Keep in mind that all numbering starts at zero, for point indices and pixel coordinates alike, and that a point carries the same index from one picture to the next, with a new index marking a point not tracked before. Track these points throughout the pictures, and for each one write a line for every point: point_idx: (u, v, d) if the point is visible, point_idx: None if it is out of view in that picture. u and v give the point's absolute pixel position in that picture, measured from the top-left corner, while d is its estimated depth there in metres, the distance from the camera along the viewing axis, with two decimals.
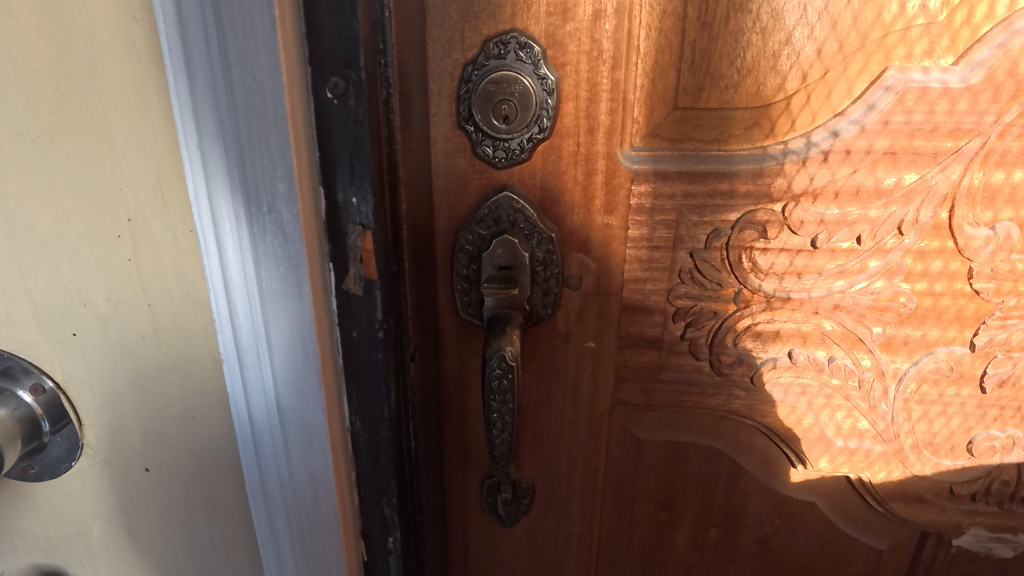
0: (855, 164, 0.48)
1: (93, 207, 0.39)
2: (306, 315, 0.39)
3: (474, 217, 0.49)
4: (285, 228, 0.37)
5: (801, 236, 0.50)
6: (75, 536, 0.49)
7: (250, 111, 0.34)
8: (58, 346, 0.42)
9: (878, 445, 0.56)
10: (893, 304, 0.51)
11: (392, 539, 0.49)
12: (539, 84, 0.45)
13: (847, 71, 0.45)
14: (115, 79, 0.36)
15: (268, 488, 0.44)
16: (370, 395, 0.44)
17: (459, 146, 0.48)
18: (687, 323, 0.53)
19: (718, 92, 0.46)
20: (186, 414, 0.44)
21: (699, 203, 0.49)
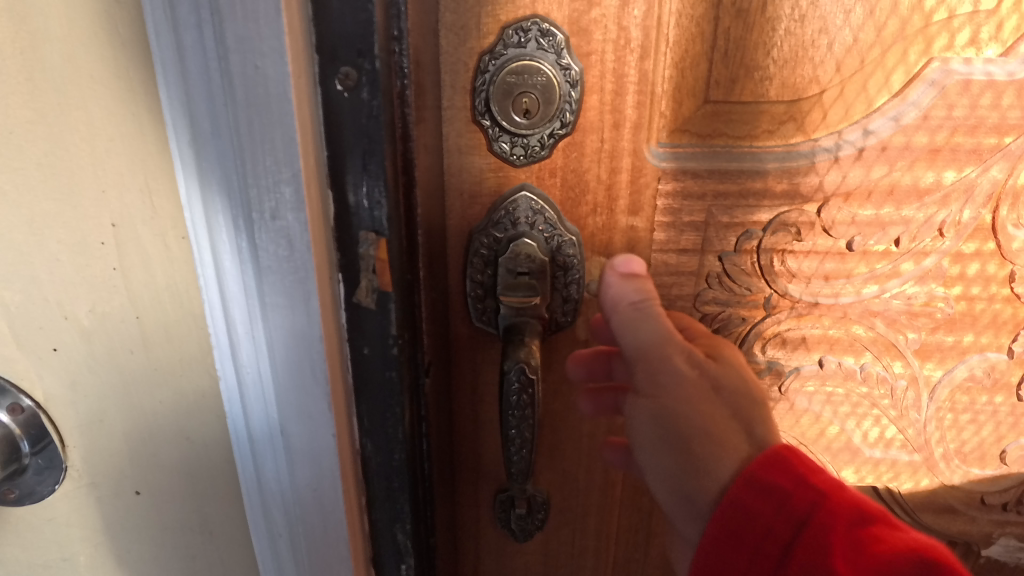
0: (894, 161, 0.45)
1: (74, 211, 0.35)
2: (314, 332, 0.36)
3: (490, 219, 0.46)
4: (292, 236, 0.33)
5: (834, 238, 0.47)
6: (62, 562, 0.45)
7: (251, 104, 0.31)
8: (37, 361, 0.38)
9: (906, 453, 0.54)
10: (929, 308, 0.49)
11: (405, 565, 0.46)
12: (562, 75, 0.42)
13: (887, 61, 0.42)
14: (96, 68, 0.32)
15: (273, 516, 0.41)
16: (383, 416, 0.41)
17: (474, 142, 0.44)
18: (714, 329, 0.50)
19: (753, 85, 0.43)
20: (181, 435, 0.41)
21: (730, 203, 0.46)
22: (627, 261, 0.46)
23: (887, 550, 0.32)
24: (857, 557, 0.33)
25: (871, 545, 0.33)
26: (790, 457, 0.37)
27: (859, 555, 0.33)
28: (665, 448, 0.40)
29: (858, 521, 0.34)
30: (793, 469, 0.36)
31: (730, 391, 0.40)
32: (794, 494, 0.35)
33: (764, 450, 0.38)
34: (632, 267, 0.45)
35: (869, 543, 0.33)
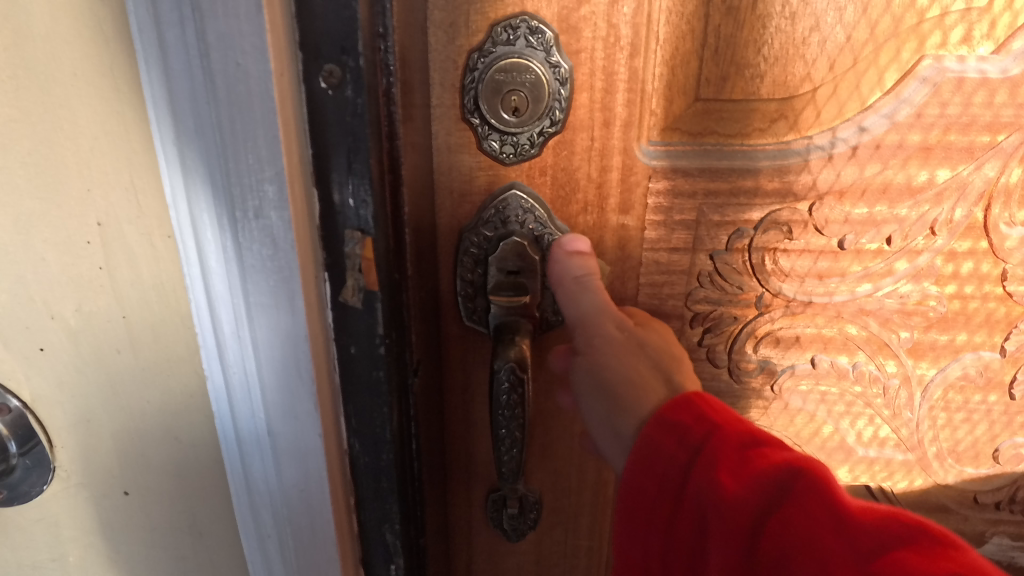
0: (886, 159, 0.45)
1: (59, 210, 0.34)
2: (300, 331, 0.36)
3: (480, 218, 0.46)
4: (276, 235, 0.33)
5: (827, 236, 0.47)
6: (51, 562, 0.45)
7: (233, 102, 0.30)
8: (24, 362, 0.38)
9: (900, 453, 0.54)
10: (921, 307, 0.49)
11: (394, 566, 0.46)
12: (552, 73, 0.42)
13: (879, 59, 0.42)
14: (80, 67, 0.32)
15: (261, 516, 0.41)
16: (371, 415, 0.41)
17: (464, 140, 0.44)
18: (705, 328, 0.50)
19: (743, 83, 0.43)
20: (169, 436, 0.41)
21: (721, 202, 0.46)
22: (575, 238, 0.45)
23: (768, 462, 0.35)
24: (740, 469, 0.35)
25: (756, 460, 0.35)
26: (694, 399, 0.40)
27: (742, 468, 0.35)
28: (596, 403, 0.44)
29: (747, 442, 0.36)
30: (692, 406, 0.39)
31: (653, 347, 0.45)
32: (690, 425, 0.38)
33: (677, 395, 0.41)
34: (580, 246, 0.45)
35: (753, 457, 0.35)
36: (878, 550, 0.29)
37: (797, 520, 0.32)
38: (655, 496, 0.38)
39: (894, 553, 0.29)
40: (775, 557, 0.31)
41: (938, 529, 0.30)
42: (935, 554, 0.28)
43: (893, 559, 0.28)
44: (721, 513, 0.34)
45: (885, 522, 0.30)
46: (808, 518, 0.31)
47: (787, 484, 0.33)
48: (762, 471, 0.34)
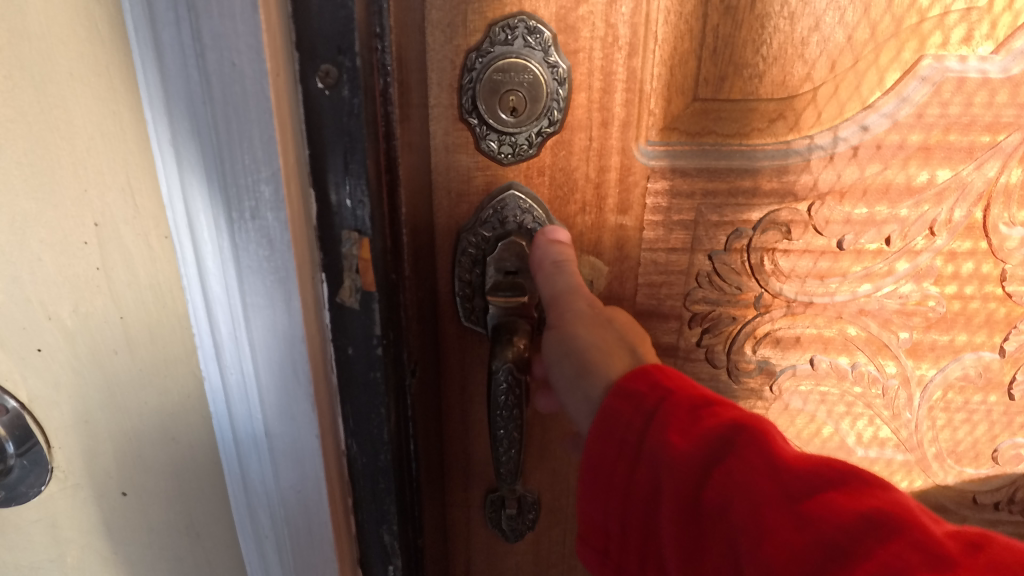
0: (887, 160, 0.44)
1: (56, 211, 0.34)
2: (296, 332, 0.36)
3: (478, 218, 0.46)
4: (271, 235, 0.33)
5: (826, 237, 0.47)
6: (48, 563, 0.44)
7: (229, 102, 0.30)
8: (21, 362, 0.38)
9: (900, 453, 0.54)
10: (921, 307, 0.49)
11: (392, 567, 0.46)
12: (550, 72, 0.42)
13: (879, 59, 0.42)
14: (76, 67, 0.31)
15: (259, 518, 0.41)
16: (368, 417, 0.41)
17: (462, 140, 0.44)
18: (704, 328, 0.50)
19: (742, 82, 0.43)
20: (166, 436, 0.40)
21: (719, 202, 0.46)
22: (556, 228, 0.45)
23: (716, 420, 0.35)
24: (690, 428, 0.35)
25: (707, 420, 0.35)
26: (652, 368, 0.39)
27: (695, 428, 0.35)
28: (564, 374, 0.43)
29: (700, 404, 0.36)
30: (648, 374, 0.39)
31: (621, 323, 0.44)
32: (646, 392, 0.38)
33: (639, 365, 0.41)
34: (561, 236, 0.45)
35: (703, 417, 0.35)
36: (809, 492, 0.30)
37: (738, 470, 0.32)
38: (613, 462, 0.38)
39: (824, 495, 0.29)
40: (717, 507, 0.32)
41: (868, 472, 0.31)
42: (861, 495, 0.29)
43: (822, 501, 0.29)
44: (671, 470, 0.34)
45: (819, 467, 0.31)
46: (748, 468, 0.32)
47: (733, 440, 0.33)
48: (709, 428, 0.34)
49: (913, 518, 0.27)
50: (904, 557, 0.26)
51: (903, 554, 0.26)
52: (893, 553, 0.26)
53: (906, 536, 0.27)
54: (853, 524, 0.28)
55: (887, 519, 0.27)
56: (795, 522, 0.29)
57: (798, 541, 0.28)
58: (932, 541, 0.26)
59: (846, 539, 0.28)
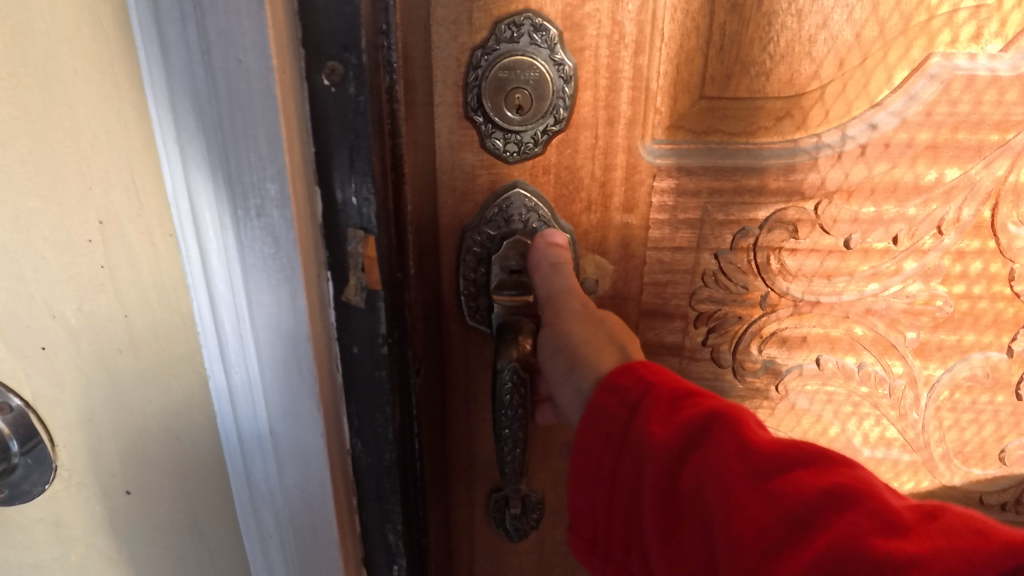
0: (895, 158, 0.44)
1: (61, 209, 0.34)
2: (301, 331, 0.36)
3: (483, 216, 0.46)
4: (277, 233, 0.33)
5: (833, 236, 0.46)
6: (52, 562, 0.44)
7: (234, 99, 0.30)
8: (25, 361, 0.38)
9: (906, 453, 0.53)
10: (929, 307, 0.48)
11: (397, 567, 0.46)
12: (556, 70, 0.41)
13: (887, 57, 0.42)
14: (81, 64, 0.31)
15: (263, 517, 0.41)
16: (373, 415, 0.41)
17: (466, 138, 0.44)
18: (709, 328, 0.50)
19: (749, 80, 0.42)
20: (170, 435, 0.40)
21: (725, 200, 0.46)
22: (555, 232, 0.45)
23: (694, 408, 0.36)
24: (670, 418, 0.36)
25: (686, 409, 0.36)
26: (636, 362, 0.40)
27: (675, 417, 0.36)
28: (556, 370, 0.43)
29: (680, 394, 0.37)
30: (632, 366, 0.39)
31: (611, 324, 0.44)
32: (630, 384, 0.38)
33: (625, 361, 0.41)
34: (559, 239, 0.45)
35: (683, 406, 0.36)
36: (779, 471, 0.31)
37: (714, 454, 0.33)
38: (597, 453, 0.38)
39: (793, 474, 0.31)
40: (693, 489, 0.33)
41: (832, 451, 0.32)
42: (825, 472, 0.31)
43: (790, 479, 0.31)
44: (652, 458, 0.35)
45: (789, 448, 0.32)
46: (723, 452, 0.33)
47: (711, 427, 0.34)
48: (689, 416, 0.35)
49: (872, 492, 0.29)
50: (863, 527, 0.27)
51: (862, 524, 0.28)
52: (853, 524, 0.28)
53: (866, 508, 0.28)
54: (818, 498, 0.29)
55: (848, 493, 0.29)
56: (765, 500, 0.30)
57: (767, 517, 0.30)
58: (888, 510, 0.28)
59: (810, 513, 0.29)
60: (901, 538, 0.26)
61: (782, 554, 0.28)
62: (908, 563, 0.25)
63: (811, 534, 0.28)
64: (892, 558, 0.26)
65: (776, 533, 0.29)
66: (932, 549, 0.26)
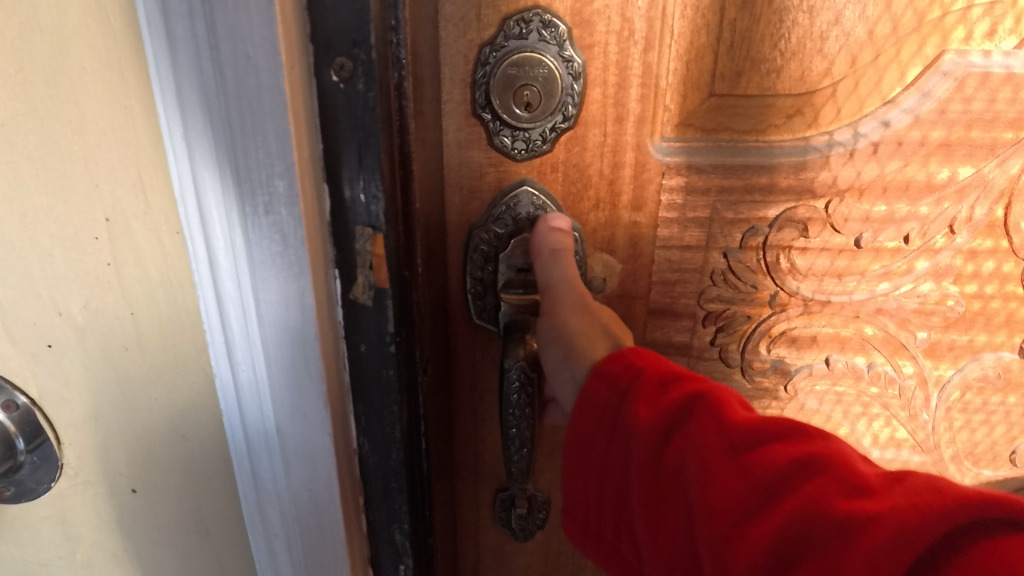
0: (907, 157, 0.44)
1: (67, 206, 0.34)
2: (309, 330, 0.35)
3: (490, 214, 0.45)
4: (285, 231, 0.33)
5: (844, 235, 0.46)
6: (58, 560, 0.44)
7: (243, 95, 0.30)
8: (32, 358, 0.38)
9: (916, 455, 0.53)
10: (940, 307, 0.48)
11: (403, 567, 0.46)
12: (565, 67, 0.41)
13: (900, 54, 0.41)
14: (88, 60, 0.31)
15: (269, 516, 0.41)
16: (380, 414, 0.41)
17: (474, 136, 0.44)
18: (718, 327, 0.49)
19: (759, 78, 0.42)
20: (176, 433, 0.40)
21: (735, 199, 0.45)
22: (556, 216, 0.44)
23: (678, 390, 0.38)
24: (655, 399, 0.38)
25: (669, 390, 0.38)
26: (626, 349, 0.42)
27: (659, 398, 0.38)
28: (552, 358, 0.45)
29: (667, 377, 0.39)
30: (622, 354, 0.42)
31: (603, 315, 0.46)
32: (620, 372, 0.41)
33: (615, 350, 0.43)
34: (562, 223, 0.44)
35: (668, 388, 0.38)
36: (755, 445, 0.34)
37: (695, 432, 0.36)
38: (591, 437, 0.41)
39: (768, 447, 0.33)
40: (676, 466, 0.36)
41: (806, 423, 0.35)
42: (795, 443, 0.33)
43: (763, 452, 0.33)
44: (639, 439, 0.38)
45: (764, 423, 0.35)
46: (704, 430, 0.35)
47: (691, 406, 0.37)
48: (673, 398, 0.38)
49: (839, 458, 0.32)
50: (826, 490, 0.30)
51: (826, 488, 0.30)
52: (818, 488, 0.30)
53: (831, 473, 0.31)
54: (788, 468, 0.32)
55: (816, 461, 0.32)
56: (741, 471, 0.33)
57: (742, 488, 0.33)
58: (850, 474, 0.31)
59: (779, 481, 0.32)
60: (861, 499, 0.29)
61: (755, 520, 0.31)
62: (865, 520, 0.28)
63: (780, 499, 0.31)
64: (851, 517, 0.29)
65: (750, 501, 0.32)
66: (888, 507, 0.28)
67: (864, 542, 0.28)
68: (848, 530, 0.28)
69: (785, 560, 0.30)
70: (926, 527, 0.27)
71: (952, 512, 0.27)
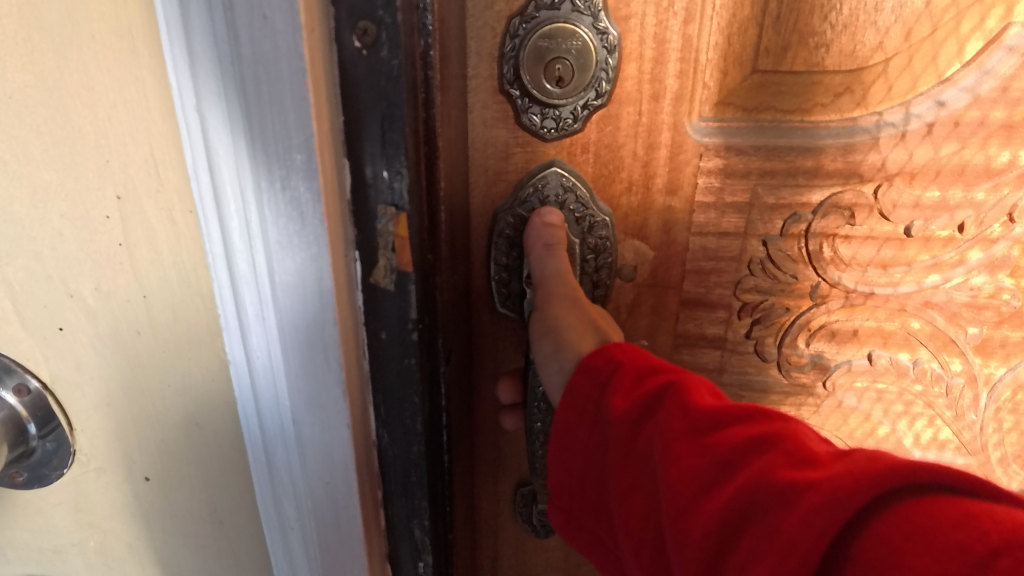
0: (964, 139, 0.41)
1: (78, 183, 0.32)
2: (327, 316, 0.34)
3: (517, 197, 0.44)
4: (303, 208, 0.31)
5: (893, 223, 0.43)
6: (71, 547, 0.43)
7: (259, 61, 0.28)
8: (43, 342, 0.36)
9: (960, 456, 0.50)
10: (993, 301, 0.45)
11: (423, 564, 0.45)
12: (599, 39, 0.39)
13: (961, 27, 0.38)
14: (96, 27, 0.29)
15: (285, 507, 0.39)
16: (401, 406, 0.39)
17: (501, 114, 0.41)
18: (754, 319, 0.47)
19: (807, 53, 0.39)
20: (189, 421, 0.39)
21: (777, 182, 0.43)
22: (551, 211, 0.43)
23: (652, 381, 0.36)
24: (628, 388, 0.37)
25: (643, 380, 0.37)
26: (609, 343, 0.41)
27: (631, 387, 0.37)
28: (542, 351, 0.43)
29: (643, 368, 0.38)
30: (604, 348, 0.40)
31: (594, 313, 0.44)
32: (601, 365, 0.39)
33: (599, 344, 0.41)
34: (555, 218, 0.43)
35: (642, 378, 0.37)
36: (714, 426, 0.32)
37: (660, 414, 0.34)
38: (568, 431, 0.39)
39: (726, 427, 0.32)
40: (643, 448, 0.34)
41: (769, 408, 0.33)
42: (754, 424, 0.32)
43: (722, 433, 0.32)
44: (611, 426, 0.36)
45: (726, 406, 0.33)
46: (666, 412, 0.34)
47: (660, 393, 0.35)
48: (644, 386, 0.36)
49: (793, 436, 0.30)
50: (774, 462, 0.29)
51: (775, 460, 0.29)
52: (767, 460, 0.29)
53: (783, 448, 0.30)
54: (743, 444, 0.31)
55: (770, 439, 0.30)
56: (698, 450, 0.32)
57: (697, 463, 0.31)
58: (800, 449, 0.29)
59: (734, 459, 0.30)
60: (804, 468, 0.28)
61: (706, 495, 0.30)
62: (805, 486, 0.27)
63: (732, 474, 0.30)
64: (792, 484, 0.27)
65: (703, 476, 0.31)
66: (827, 474, 0.27)
67: (802, 505, 0.26)
68: (789, 496, 0.27)
69: (734, 532, 0.28)
70: (861, 490, 0.25)
71: (884, 474, 0.25)
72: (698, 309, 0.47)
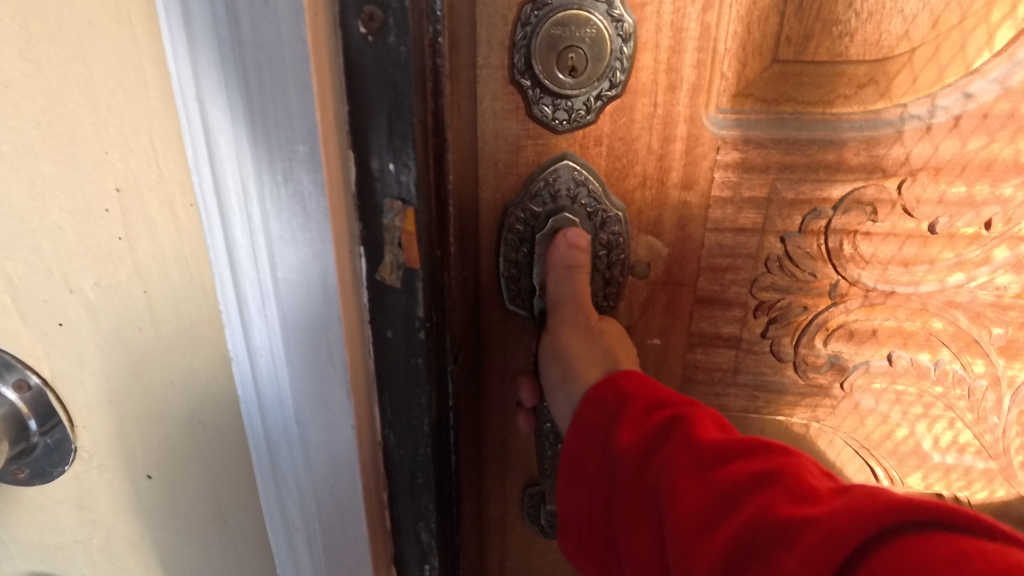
0: (992, 132, 0.39)
1: (77, 174, 0.31)
2: (332, 314, 0.33)
3: (527, 191, 0.42)
4: (306, 202, 0.30)
5: (916, 219, 0.42)
6: (74, 544, 0.43)
7: (261, 46, 0.27)
8: (43, 337, 0.36)
9: (980, 461, 0.49)
10: (1019, 301, 0.43)
11: (429, 566, 0.44)
12: (614, 27, 0.37)
13: (991, 15, 0.36)
14: (93, 12, 0.28)
15: (289, 509, 0.38)
16: (407, 406, 0.38)
17: (512, 106, 0.40)
18: (771, 318, 0.45)
19: (830, 42, 0.37)
20: (192, 419, 0.38)
21: (798, 176, 0.41)
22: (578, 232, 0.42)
23: (658, 413, 0.36)
24: (635, 420, 0.37)
25: (649, 412, 0.37)
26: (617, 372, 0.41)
27: (638, 418, 0.37)
28: (552, 379, 0.44)
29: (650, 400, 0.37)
30: (613, 379, 0.40)
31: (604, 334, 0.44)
32: (610, 396, 0.39)
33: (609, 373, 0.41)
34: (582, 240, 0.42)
35: (648, 410, 0.37)
36: (718, 460, 0.32)
37: (665, 447, 0.34)
38: (576, 462, 0.38)
39: (730, 462, 0.32)
40: (648, 482, 0.34)
41: (773, 442, 0.33)
42: (758, 458, 0.31)
43: (725, 467, 0.31)
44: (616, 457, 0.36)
45: (730, 439, 0.33)
46: (672, 446, 0.34)
47: (666, 426, 0.35)
48: (650, 418, 0.36)
49: (794, 470, 0.30)
50: (774, 499, 0.28)
51: (774, 496, 0.29)
52: (768, 496, 0.29)
53: (784, 483, 0.29)
54: (745, 480, 0.30)
55: (772, 473, 0.30)
56: (701, 485, 0.31)
57: (699, 499, 0.31)
58: (801, 484, 0.29)
59: (737, 495, 0.30)
60: (804, 504, 0.27)
61: (708, 531, 0.29)
62: (803, 522, 0.26)
63: (735, 510, 0.29)
64: (791, 521, 0.27)
65: (705, 512, 0.30)
66: (826, 511, 0.26)
67: (801, 544, 0.26)
68: (788, 533, 0.27)
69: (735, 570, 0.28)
70: (857, 527, 0.25)
71: (880, 513, 0.25)
72: (712, 308, 0.46)
